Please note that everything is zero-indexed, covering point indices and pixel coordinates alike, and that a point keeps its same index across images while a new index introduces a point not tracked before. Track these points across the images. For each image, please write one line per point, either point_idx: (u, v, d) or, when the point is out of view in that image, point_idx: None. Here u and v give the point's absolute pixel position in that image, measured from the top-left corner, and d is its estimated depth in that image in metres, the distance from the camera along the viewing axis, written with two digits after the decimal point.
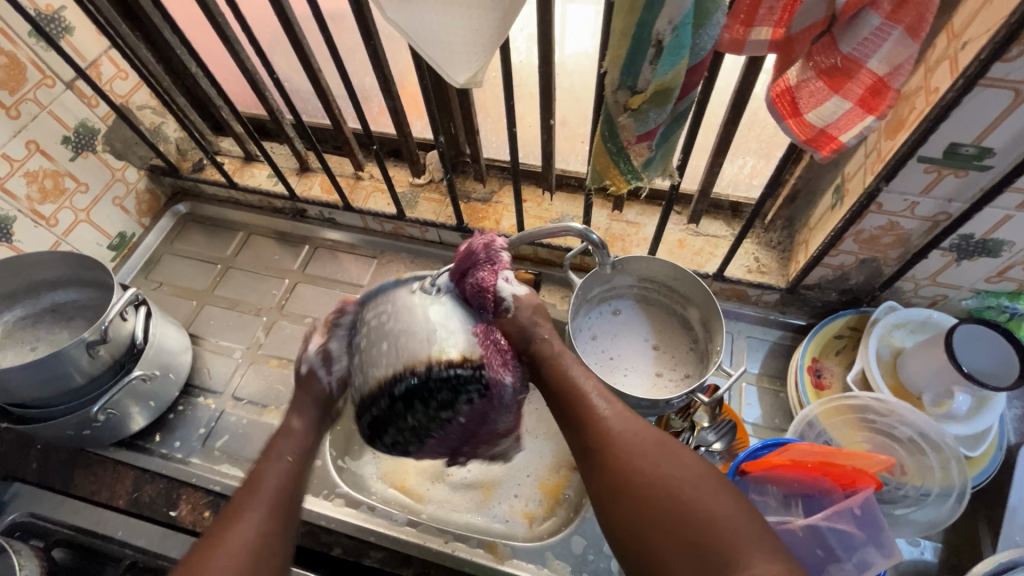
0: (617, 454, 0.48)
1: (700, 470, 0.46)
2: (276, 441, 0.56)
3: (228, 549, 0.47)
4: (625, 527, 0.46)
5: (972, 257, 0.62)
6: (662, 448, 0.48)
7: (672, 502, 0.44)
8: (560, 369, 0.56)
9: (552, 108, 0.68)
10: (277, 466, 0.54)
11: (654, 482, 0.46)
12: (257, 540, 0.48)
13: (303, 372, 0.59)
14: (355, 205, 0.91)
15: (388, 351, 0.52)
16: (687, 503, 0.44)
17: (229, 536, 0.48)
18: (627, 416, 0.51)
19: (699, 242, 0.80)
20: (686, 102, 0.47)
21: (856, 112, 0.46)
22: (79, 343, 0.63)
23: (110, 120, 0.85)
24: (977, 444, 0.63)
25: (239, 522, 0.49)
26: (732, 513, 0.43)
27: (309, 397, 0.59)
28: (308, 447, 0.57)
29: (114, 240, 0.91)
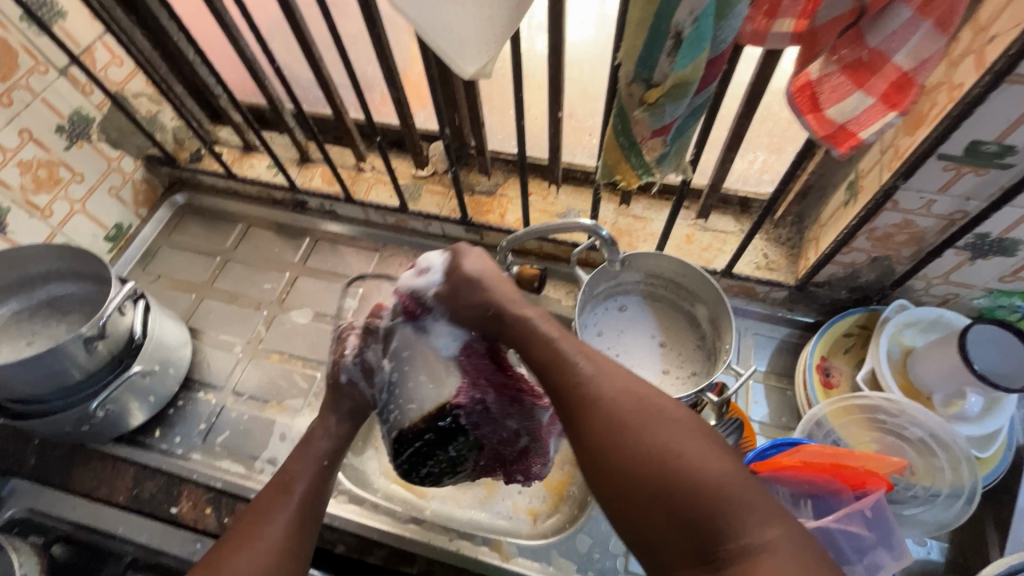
0: (594, 426, 0.46)
1: (691, 426, 0.44)
2: (311, 444, 0.60)
3: (257, 544, 0.50)
4: (617, 494, 0.43)
5: (986, 257, 0.61)
6: (649, 404, 0.46)
7: (661, 462, 0.42)
8: (542, 340, 0.54)
9: (561, 101, 0.66)
10: (307, 468, 0.57)
11: (642, 440, 0.44)
12: (285, 537, 0.52)
13: (345, 382, 0.64)
14: (357, 198, 0.89)
15: (424, 385, 0.62)
16: (677, 460, 0.42)
17: (260, 528, 0.51)
18: (611, 377, 0.49)
19: (707, 237, 0.79)
20: (703, 96, 0.46)
21: (878, 108, 0.44)
22: (76, 338, 0.62)
23: (105, 108, 0.83)
24: (988, 444, 0.63)
25: (270, 516, 0.52)
26: (724, 467, 0.41)
27: (344, 407, 0.63)
28: (340, 449, 0.61)
29: (111, 231, 0.89)
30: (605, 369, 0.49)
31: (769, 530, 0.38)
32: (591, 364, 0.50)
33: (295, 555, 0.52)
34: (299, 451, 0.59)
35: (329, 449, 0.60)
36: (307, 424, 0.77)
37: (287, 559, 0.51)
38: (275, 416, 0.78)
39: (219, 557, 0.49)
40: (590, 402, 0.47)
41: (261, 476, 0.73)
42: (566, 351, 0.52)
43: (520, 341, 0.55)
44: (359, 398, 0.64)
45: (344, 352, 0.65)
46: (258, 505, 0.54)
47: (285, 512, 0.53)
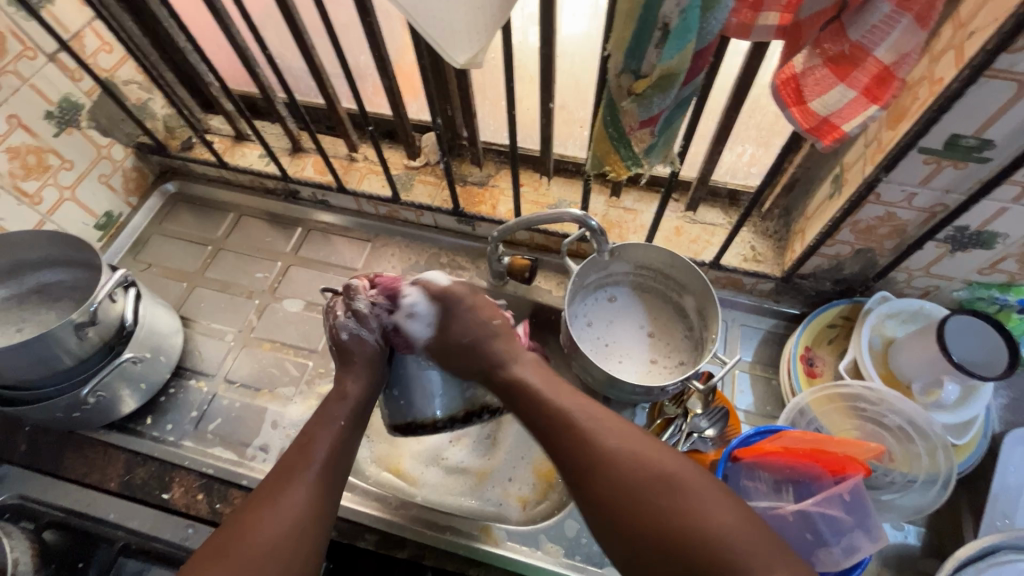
0: (605, 479, 0.48)
1: (695, 480, 0.46)
2: (332, 407, 0.60)
3: (276, 506, 0.51)
4: (628, 551, 0.46)
5: (966, 249, 0.62)
6: (650, 464, 0.48)
7: (668, 523, 0.44)
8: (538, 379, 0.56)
9: (552, 92, 0.66)
10: (329, 430, 0.58)
11: (646, 500, 0.46)
12: (309, 500, 0.52)
13: (347, 339, 0.62)
14: (349, 187, 0.89)
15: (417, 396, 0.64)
16: (682, 520, 0.44)
17: (284, 493, 0.52)
18: (616, 433, 0.50)
19: (696, 230, 0.80)
20: (690, 88, 0.47)
21: (860, 101, 0.45)
22: (67, 324, 0.61)
23: (95, 95, 0.82)
24: (963, 432, 0.65)
25: (293, 480, 0.53)
26: (728, 518, 0.44)
27: (360, 364, 0.62)
28: (358, 413, 0.60)
29: (101, 219, 0.89)
30: (605, 427, 0.51)
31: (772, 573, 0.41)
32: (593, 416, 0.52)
33: (321, 518, 0.52)
34: (320, 415, 0.59)
35: (347, 409, 0.59)
36: (298, 412, 0.78)
37: (313, 524, 0.51)
38: (267, 404, 0.79)
39: (241, 522, 0.50)
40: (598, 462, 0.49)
41: (253, 462, 0.74)
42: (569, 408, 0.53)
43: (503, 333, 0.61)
44: (367, 348, 0.62)
45: (337, 314, 0.63)
46: (284, 466, 0.55)
47: (310, 471, 0.54)
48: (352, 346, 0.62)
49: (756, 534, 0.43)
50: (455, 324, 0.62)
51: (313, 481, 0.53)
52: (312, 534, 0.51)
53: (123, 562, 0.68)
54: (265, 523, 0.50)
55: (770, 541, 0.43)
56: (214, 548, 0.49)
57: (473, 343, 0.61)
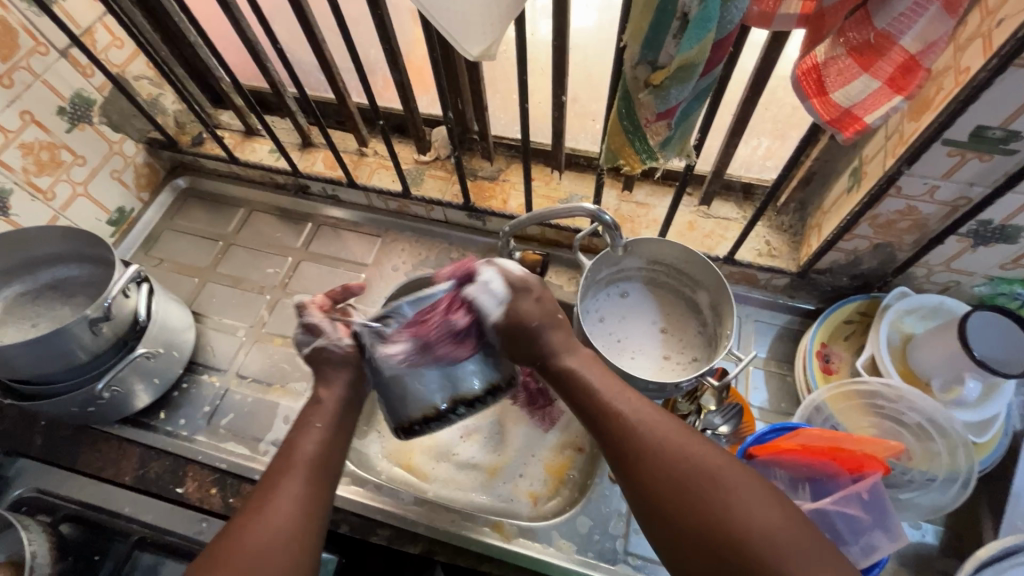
0: (645, 469, 0.47)
1: (733, 474, 0.45)
2: (319, 406, 0.57)
3: (274, 511, 0.48)
4: (666, 543, 0.45)
5: (988, 244, 0.61)
6: (694, 456, 0.47)
7: (708, 518, 0.43)
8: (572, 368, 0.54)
9: (565, 85, 0.65)
10: (310, 432, 0.55)
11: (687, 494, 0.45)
12: (301, 503, 0.50)
13: (307, 353, 0.60)
14: (359, 182, 0.89)
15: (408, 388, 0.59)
16: (724, 514, 0.43)
17: (274, 498, 0.49)
18: (655, 423, 0.49)
19: (710, 224, 0.79)
20: (709, 79, 0.46)
21: (884, 92, 0.44)
22: (82, 319, 0.62)
23: (106, 90, 0.82)
24: (985, 430, 0.63)
25: (283, 485, 0.50)
26: (769, 514, 0.43)
27: (332, 369, 0.58)
28: (336, 416, 0.57)
29: (113, 215, 0.89)
30: (649, 417, 0.50)
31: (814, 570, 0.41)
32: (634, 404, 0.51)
33: (316, 519, 0.50)
34: (307, 413, 0.56)
35: (324, 413, 0.56)
36: None
37: (309, 526, 0.49)
38: (279, 399, 0.79)
39: (239, 530, 0.47)
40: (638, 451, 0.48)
41: (266, 457, 0.74)
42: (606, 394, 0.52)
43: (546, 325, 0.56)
44: (334, 354, 0.58)
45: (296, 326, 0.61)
46: (270, 475, 0.51)
47: (303, 473, 0.51)
48: (316, 359, 0.58)
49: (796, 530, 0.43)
50: (525, 306, 0.56)
51: (304, 484, 0.51)
52: (311, 535, 0.49)
53: (137, 555, 0.68)
54: (261, 529, 0.47)
55: (813, 538, 0.43)
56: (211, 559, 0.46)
57: (540, 326, 0.56)
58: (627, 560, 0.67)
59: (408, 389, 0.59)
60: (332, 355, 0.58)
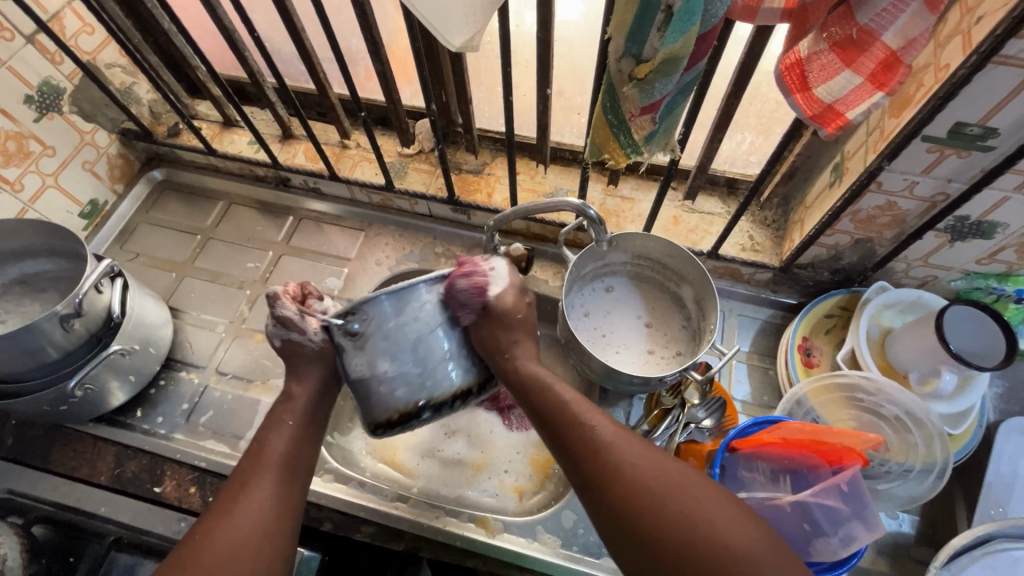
0: (613, 486, 0.46)
1: (693, 481, 0.45)
2: (291, 401, 0.57)
3: (240, 514, 0.48)
4: (626, 551, 0.45)
5: (965, 239, 0.62)
6: (668, 476, 0.45)
7: (666, 524, 0.43)
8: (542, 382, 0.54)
9: (550, 77, 0.64)
10: (280, 431, 0.55)
11: (645, 501, 0.44)
12: (266, 503, 0.50)
13: (280, 345, 0.59)
14: (341, 175, 0.87)
15: (380, 390, 0.53)
16: (682, 520, 0.43)
17: (239, 499, 0.49)
18: (629, 443, 0.48)
19: (694, 219, 0.79)
20: (693, 74, 0.46)
21: (866, 88, 0.45)
22: (51, 316, 0.60)
23: (77, 78, 0.80)
24: (959, 422, 0.65)
25: (249, 485, 0.50)
26: (727, 521, 0.43)
27: (308, 365, 0.58)
28: (307, 412, 0.57)
29: (86, 207, 0.87)
30: (622, 436, 0.49)
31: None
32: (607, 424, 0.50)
33: (283, 518, 0.50)
34: (279, 411, 0.57)
35: (295, 412, 0.57)
36: None
37: (275, 526, 0.49)
38: (260, 395, 0.77)
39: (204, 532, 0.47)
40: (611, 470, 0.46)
41: None
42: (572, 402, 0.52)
43: (510, 329, 0.57)
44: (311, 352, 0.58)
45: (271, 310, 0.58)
46: (240, 475, 0.52)
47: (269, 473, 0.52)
48: (286, 351, 0.58)
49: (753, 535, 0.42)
50: (499, 322, 0.57)
51: (270, 483, 0.51)
52: (277, 533, 0.49)
53: (114, 556, 0.66)
54: (225, 530, 0.47)
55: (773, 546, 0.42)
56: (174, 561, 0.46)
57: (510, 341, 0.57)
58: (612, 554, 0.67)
59: (374, 392, 0.54)
60: (304, 350, 0.58)
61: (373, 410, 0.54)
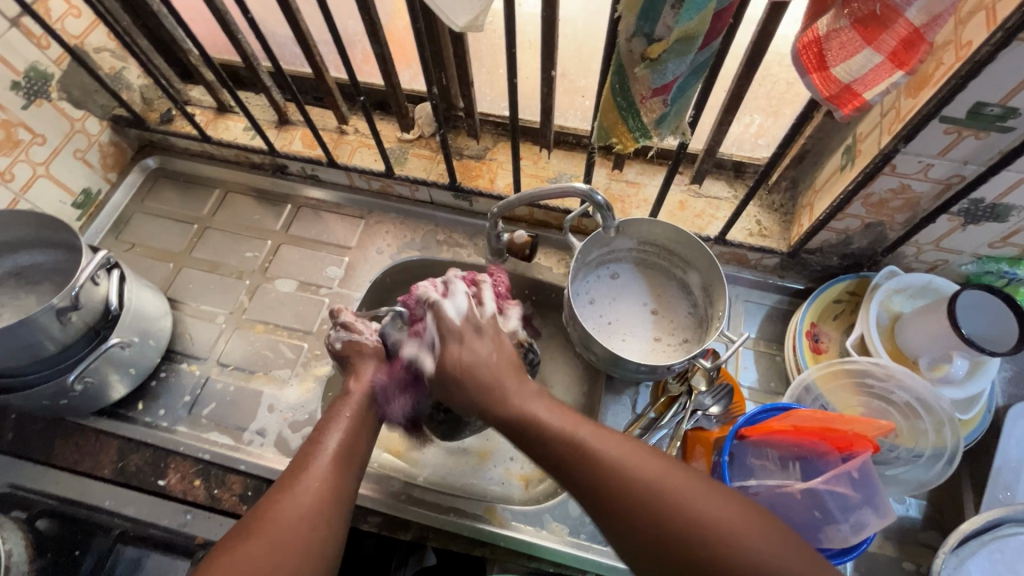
0: (625, 505, 0.44)
1: (692, 488, 0.43)
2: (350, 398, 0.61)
3: (296, 495, 0.49)
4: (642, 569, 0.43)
5: (978, 222, 0.61)
6: (675, 492, 0.43)
7: (684, 538, 0.41)
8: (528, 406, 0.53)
9: (555, 59, 0.62)
10: (338, 422, 0.58)
11: (653, 518, 0.43)
12: (326, 482, 0.51)
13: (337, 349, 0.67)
14: (340, 161, 0.86)
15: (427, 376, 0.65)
16: (690, 526, 0.42)
17: (300, 478, 0.51)
18: (629, 455, 0.46)
19: (701, 204, 0.78)
20: (707, 53, 0.44)
21: (885, 67, 0.43)
22: (48, 309, 0.58)
23: (65, 64, 0.77)
24: (969, 407, 0.64)
25: (309, 465, 0.52)
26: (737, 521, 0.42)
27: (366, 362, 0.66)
28: (366, 409, 0.61)
29: (79, 197, 0.85)
30: (621, 450, 0.47)
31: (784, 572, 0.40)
32: (606, 441, 0.48)
33: (340, 498, 0.51)
34: (338, 407, 0.60)
35: (352, 405, 0.60)
36: (294, 395, 0.76)
37: (333, 504, 0.50)
38: (262, 386, 0.77)
39: (261, 509, 0.48)
40: (615, 488, 0.45)
41: (251, 447, 0.72)
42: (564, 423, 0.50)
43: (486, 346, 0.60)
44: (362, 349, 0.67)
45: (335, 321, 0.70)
46: (296, 463, 0.53)
47: (323, 459, 0.53)
48: (346, 352, 0.67)
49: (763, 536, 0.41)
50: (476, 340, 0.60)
51: (330, 464, 0.53)
52: (335, 512, 0.50)
53: (120, 549, 0.68)
54: (281, 512, 0.47)
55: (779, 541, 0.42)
56: (226, 544, 0.46)
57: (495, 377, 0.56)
58: None
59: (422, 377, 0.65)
60: (364, 349, 0.67)
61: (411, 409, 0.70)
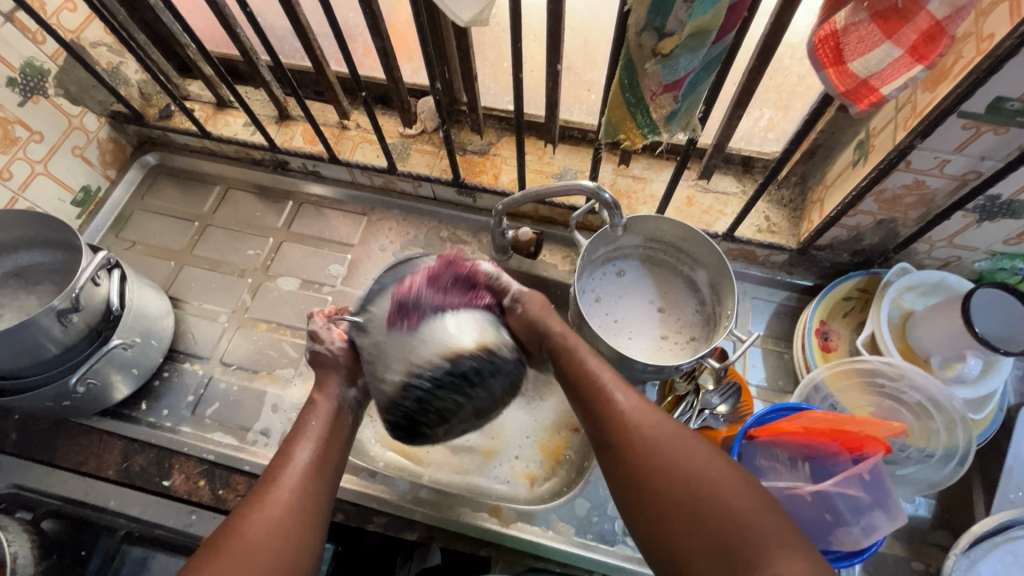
0: (634, 450, 0.49)
1: (701, 450, 0.48)
2: (314, 407, 0.58)
3: (265, 512, 0.48)
4: (636, 521, 0.48)
5: (994, 219, 0.59)
6: (682, 449, 0.48)
7: (679, 488, 0.46)
8: (578, 363, 0.56)
9: (560, 53, 0.61)
10: (307, 433, 0.55)
11: (654, 470, 0.47)
12: (296, 495, 0.50)
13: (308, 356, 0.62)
14: (341, 157, 0.84)
15: (423, 332, 0.52)
16: (686, 481, 0.46)
17: (270, 492, 0.50)
18: (650, 412, 0.51)
19: (709, 199, 0.77)
20: (720, 48, 0.43)
21: (905, 60, 0.42)
22: (49, 311, 0.58)
23: (61, 59, 0.76)
24: (981, 407, 0.64)
25: (279, 480, 0.51)
26: (734, 489, 0.45)
27: (333, 366, 0.60)
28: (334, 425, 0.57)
29: (78, 195, 0.84)
30: (642, 405, 0.52)
31: (777, 551, 0.42)
32: (630, 396, 0.53)
33: (314, 507, 0.51)
34: (305, 415, 0.57)
35: (320, 414, 0.57)
36: (297, 394, 0.75)
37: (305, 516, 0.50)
38: (266, 386, 0.76)
39: (233, 523, 0.48)
40: (632, 430, 0.50)
41: (255, 447, 0.71)
42: (605, 383, 0.54)
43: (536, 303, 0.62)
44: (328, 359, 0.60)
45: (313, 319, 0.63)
46: (268, 475, 0.52)
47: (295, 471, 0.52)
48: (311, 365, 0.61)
49: (758, 505, 0.45)
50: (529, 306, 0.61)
51: (302, 475, 0.52)
52: (309, 520, 0.50)
53: (126, 549, 0.68)
54: (251, 530, 0.47)
55: (782, 521, 0.44)
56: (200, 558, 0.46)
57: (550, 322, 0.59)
58: (626, 542, 0.66)
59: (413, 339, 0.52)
60: (327, 359, 0.60)
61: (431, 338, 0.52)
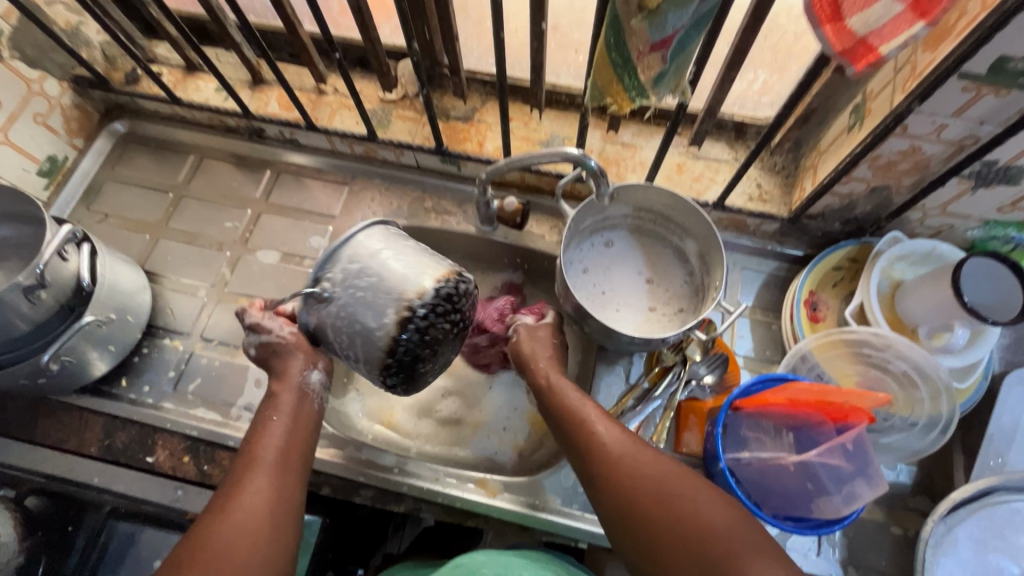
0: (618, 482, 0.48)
1: (676, 472, 0.48)
2: (275, 400, 0.57)
3: (239, 513, 0.47)
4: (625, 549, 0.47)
5: (989, 186, 0.58)
6: (660, 474, 0.48)
7: (659, 512, 0.46)
8: (563, 402, 0.57)
9: (545, 9, 0.57)
10: (274, 429, 0.54)
11: (634, 498, 0.47)
12: (269, 493, 0.49)
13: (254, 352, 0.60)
14: (319, 124, 0.81)
15: (415, 264, 0.54)
16: (662, 505, 0.46)
17: (243, 489, 0.49)
18: (629, 441, 0.51)
19: (700, 166, 0.75)
20: (711, 3, 0.40)
21: (905, 17, 0.39)
22: (14, 288, 0.56)
23: (14, 18, 0.71)
24: (966, 375, 0.64)
25: (251, 478, 0.50)
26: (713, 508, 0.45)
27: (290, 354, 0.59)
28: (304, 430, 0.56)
29: (44, 164, 0.80)
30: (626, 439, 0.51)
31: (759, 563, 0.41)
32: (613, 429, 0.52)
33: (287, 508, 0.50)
34: (267, 408, 0.56)
35: (289, 412, 0.56)
36: None
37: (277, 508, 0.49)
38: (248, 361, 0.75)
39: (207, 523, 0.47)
40: (615, 458, 0.50)
41: (239, 423, 0.71)
42: (591, 418, 0.54)
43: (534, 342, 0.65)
44: (284, 349, 0.59)
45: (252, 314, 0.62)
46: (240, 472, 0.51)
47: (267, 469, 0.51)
48: (264, 357, 0.60)
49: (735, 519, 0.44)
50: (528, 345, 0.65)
51: (270, 473, 0.51)
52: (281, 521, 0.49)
53: (113, 524, 0.66)
54: (224, 529, 0.47)
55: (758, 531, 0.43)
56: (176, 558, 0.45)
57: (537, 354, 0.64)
58: None
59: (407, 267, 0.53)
60: (275, 346, 0.59)
61: (408, 273, 0.52)
